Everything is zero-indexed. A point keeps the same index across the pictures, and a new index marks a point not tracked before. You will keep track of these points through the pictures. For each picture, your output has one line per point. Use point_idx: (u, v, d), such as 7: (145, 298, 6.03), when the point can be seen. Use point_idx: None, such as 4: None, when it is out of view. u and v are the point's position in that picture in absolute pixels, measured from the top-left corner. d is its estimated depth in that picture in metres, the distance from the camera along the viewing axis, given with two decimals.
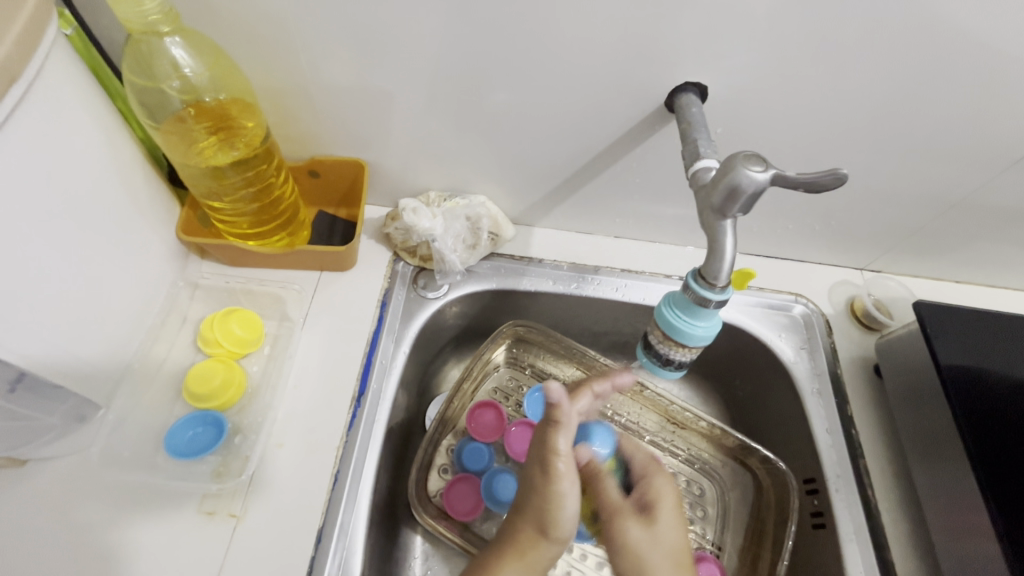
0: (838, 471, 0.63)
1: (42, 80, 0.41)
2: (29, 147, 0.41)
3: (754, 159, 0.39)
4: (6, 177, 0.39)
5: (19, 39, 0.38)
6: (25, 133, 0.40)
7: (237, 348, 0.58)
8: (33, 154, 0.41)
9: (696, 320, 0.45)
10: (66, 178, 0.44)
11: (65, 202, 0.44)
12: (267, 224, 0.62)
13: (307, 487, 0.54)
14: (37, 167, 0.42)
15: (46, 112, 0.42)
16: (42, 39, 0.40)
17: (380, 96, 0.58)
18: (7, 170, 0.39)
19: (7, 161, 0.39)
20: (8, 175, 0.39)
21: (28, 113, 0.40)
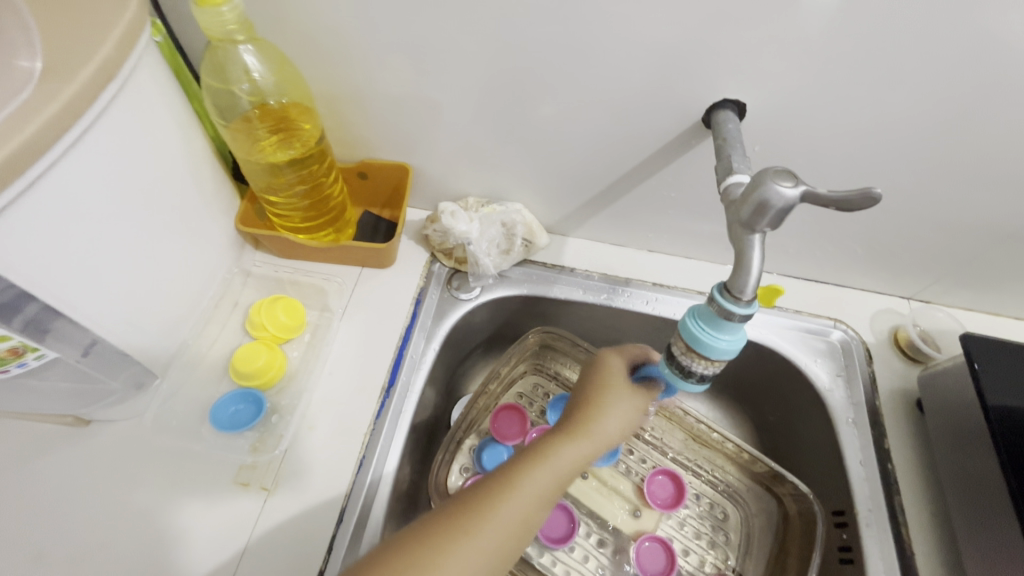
0: (870, 505, 0.60)
1: (132, 77, 0.45)
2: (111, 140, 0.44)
3: (784, 175, 0.40)
4: (88, 168, 0.43)
5: (116, 44, 0.41)
6: (113, 123, 0.44)
7: (281, 333, 0.62)
8: (114, 146, 0.45)
9: (719, 332, 0.44)
10: (143, 167, 0.48)
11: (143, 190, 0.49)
12: (314, 219, 0.66)
13: (333, 468, 0.56)
14: (119, 157, 0.45)
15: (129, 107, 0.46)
16: (136, 41, 0.44)
17: (426, 105, 0.61)
18: (93, 160, 0.43)
19: (94, 151, 0.43)
20: (94, 158, 0.43)
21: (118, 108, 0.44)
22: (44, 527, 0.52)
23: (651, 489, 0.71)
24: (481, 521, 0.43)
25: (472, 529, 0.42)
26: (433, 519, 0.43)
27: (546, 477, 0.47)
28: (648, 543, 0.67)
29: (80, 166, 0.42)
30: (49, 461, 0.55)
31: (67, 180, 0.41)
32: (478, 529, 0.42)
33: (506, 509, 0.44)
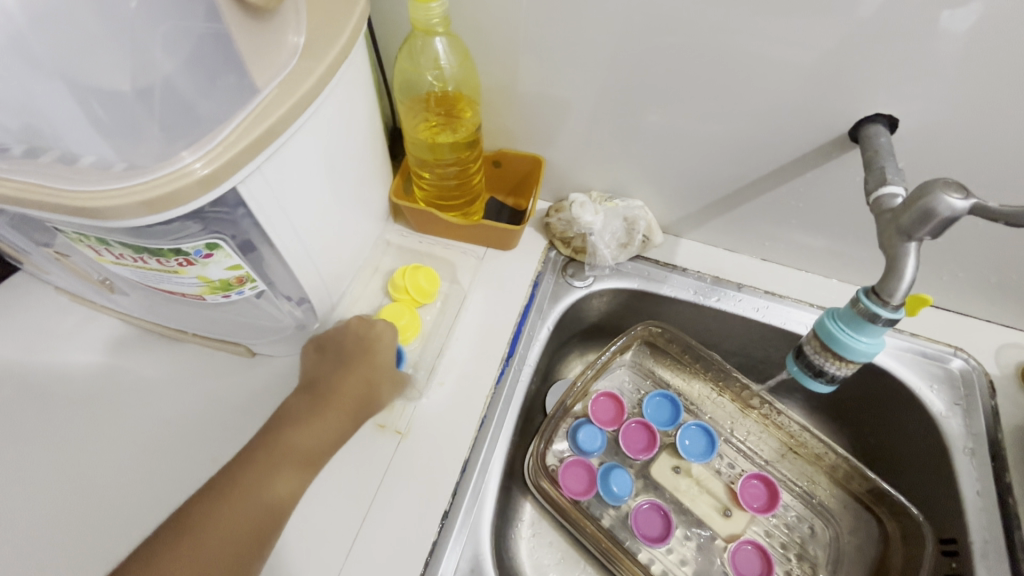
0: (986, 537, 0.59)
1: (356, 57, 0.52)
2: (337, 111, 0.51)
3: (954, 187, 0.41)
4: (322, 135, 0.50)
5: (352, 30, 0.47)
6: (341, 96, 0.51)
7: (419, 296, 0.68)
8: (338, 117, 0.52)
9: (859, 334, 0.46)
10: (351, 137, 0.56)
11: (347, 155, 0.56)
12: (453, 198, 0.73)
13: (458, 422, 0.62)
14: (340, 126, 0.53)
15: (353, 83, 0.53)
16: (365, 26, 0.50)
17: (571, 102, 0.66)
18: (326, 128, 0.50)
19: (327, 121, 0.50)
20: (327, 126, 0.50)
21: (345, 84, 0.51)
22: (212, 449, 0.60)
23: (744, 492, 0.72)
24: (231, 495, 0.47)
25: (234, 497, 0.47)
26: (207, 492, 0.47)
27: (286, 476, 0.50)
28: (740, 549, 0.69)
29: (318, 130, 0.49)
30: (217, 393, 0.64)
31: (308, 142, 0.48)
32: (225, 502, 0.46)
33: (266, 485, 0.48)
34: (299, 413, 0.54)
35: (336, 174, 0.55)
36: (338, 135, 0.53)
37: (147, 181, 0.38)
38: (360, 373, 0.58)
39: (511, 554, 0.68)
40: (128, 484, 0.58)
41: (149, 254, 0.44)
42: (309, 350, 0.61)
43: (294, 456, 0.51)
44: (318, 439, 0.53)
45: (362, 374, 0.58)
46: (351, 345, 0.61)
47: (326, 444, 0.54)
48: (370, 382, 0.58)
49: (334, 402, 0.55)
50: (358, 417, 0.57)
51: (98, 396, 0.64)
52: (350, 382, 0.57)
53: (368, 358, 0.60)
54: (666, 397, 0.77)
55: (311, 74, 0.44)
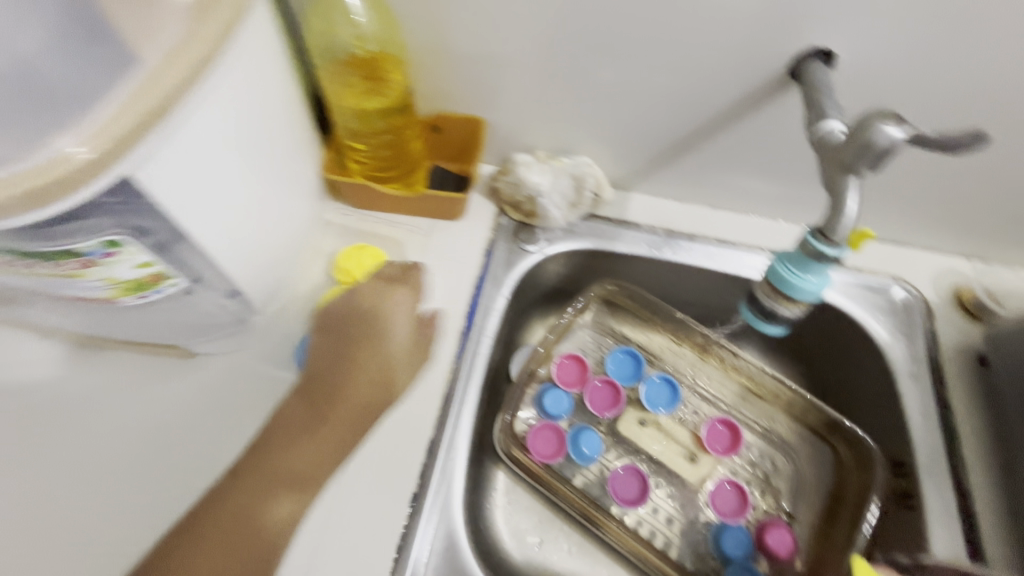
0: (929, 453, 0.62)
1: (260, 18, 0.47)
2: (246, 81, 0.46)
3: (891, 117, 0.40)
4: (231, 109, 0.45)
5: None
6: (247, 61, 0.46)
7: (366, 279, 0.65)
8: (248, 87, 0.47)
9: (806, 273, 0.47)
10: (265, 109, 0.51)
11: (265, 129, 0.51)
12: (392, 169, 0.69)
13: (420, 403, 0.60)
14: (252, 98, 0.48)
15: (260, 46, 0.48)
16: None
17: (507, 55, 0.62)
18: (235, 100, 0.45)
19: (236, 93, 0.45)
20: (236, 99, 0.45)
21: (252, 48, 0.46)
22: (155, 461, 0.56)
23: (709, 436, 0.74)
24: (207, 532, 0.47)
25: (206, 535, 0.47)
26: (186, 530, 0.47)
27: (286, 505, 0.50)
28: (713, 496, 0.71)
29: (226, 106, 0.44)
30: (155, 397, 0.59)
31: (217, 120, 0.43)
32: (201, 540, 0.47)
33: (247, 523, 0.48)
34: (300, 425, 0.53)
35: (255, 151, 0.50)
36: (251, 107, 0.48)
37: (24, 169, 0.34)
38: (363, 374, 0.57)
39: (488, 524, 0.68)
40: (64, 504, 0.54)
41: (37, 260, 0.40)
42: (314, 332, 0.60)
43: (280, 482, 0.50)
44: (307, 457, 0.52)
45: (394, 341, 0.59)
46: (354, 338, 0.58)
47: (376, 407, 0.57)
48: (376, 381, 0.57)
49: (342, 403, 0.55)
50: (371, 416, 0.56)
51: (21, 415, 0.58)
52: (358, 382, 0.56)
53: (366, 347, 0.58)
54: (628, 353, 0.78)
55: (207, 37, 0.38)
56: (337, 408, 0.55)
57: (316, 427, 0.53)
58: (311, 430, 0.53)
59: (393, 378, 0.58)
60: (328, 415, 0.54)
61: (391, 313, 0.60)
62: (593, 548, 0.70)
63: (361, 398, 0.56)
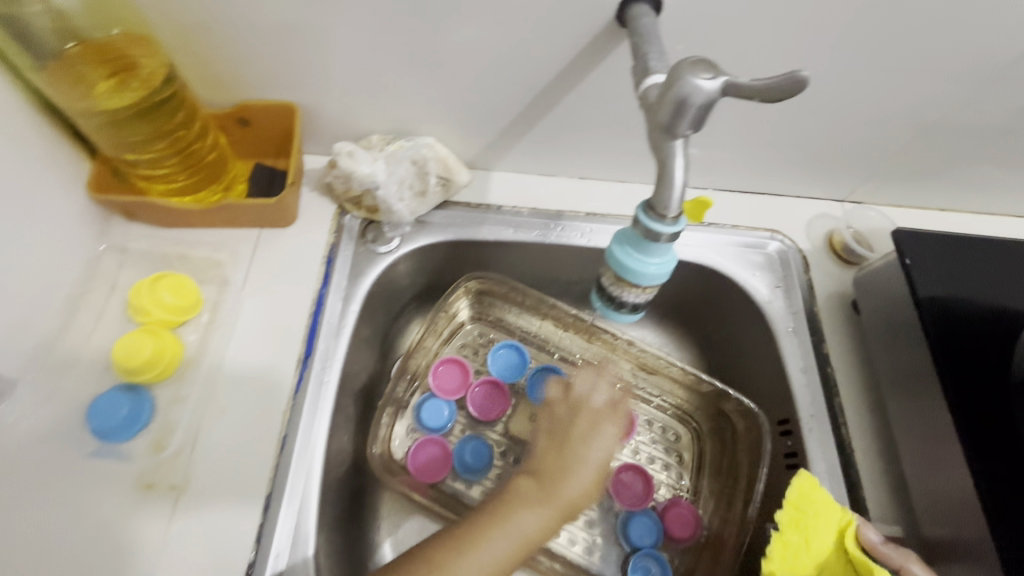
0: (812, 411, 0.60)
1: None
2: None
3: (702, 65, 0.34)
4: None
5: None
6: None
7: (171, 315, 0.54)
8: None
9: (648, 257, 0.41)
10: None
11: None
12: (189, 177, 0.57)
13: (253, 453, 0.51)
14: None
15: None
16: None
17: (297, 22, 0.51)
18: None
19: None
20: None
21: None
22: None
23: None
24: None
25: None
26: None
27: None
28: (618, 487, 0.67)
29: None
30: None
31: None
32: None
33: None
34: (449, 549, 0.45)
35: None
36: None
37: None
38: (575, 484, 0.50)
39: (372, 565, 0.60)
40: None
41: None
42: (540, 428, 0.55)
43: None
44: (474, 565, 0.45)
45: (595, 459, 0.51)
46: (570, 442, 0.52)
47: (542, 532, 0.48)
48: (585, 481, 0.51)
49: (558, 506, 0.49)
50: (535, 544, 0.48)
51: None
52: (563, 487, 0.49)
53: (574, 449, 0.52)
54: (510, 348, 0.72)
55: None
56: (510, 538, 0.46)
57: (473, 545, 0.45)
58: (481, 551, 0.45)
59: (579, 500, 0.50)
60: (513, 548, 0.46)
61: (592, 435, 0.53)
62: None
63: (496, 545, 0.46)
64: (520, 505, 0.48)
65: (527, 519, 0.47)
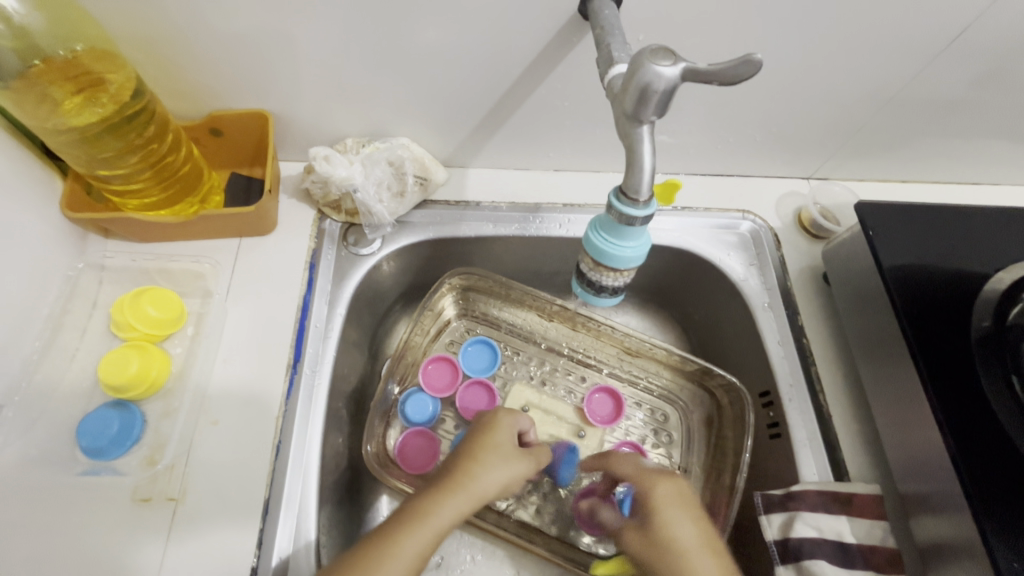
0: (790, 381, 0.63)
1: None
2: None
3: (661, 53, 0.36)
4: None
5: None
6: None
7: (154, 330, 0.54)
8: None
9: (623, 241, 0.43)
10: None
11: None
12: (166, 191, 0.57)
13: (248, 461, 0.52)
14: None
15: None
16: None
17: (264, 30, 0.51)
18: None
19: None
20: None
21: None
22: None
23: (591, 405, 0.71)
24: None
25: None
26: None
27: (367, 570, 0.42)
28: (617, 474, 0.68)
29: None
30: None
31: None
32: None
33: None
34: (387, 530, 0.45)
35: None
36: None
37: None
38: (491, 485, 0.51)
39: None
40: None
41: None
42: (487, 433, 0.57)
43: None
44: (406, 553, 0.44)
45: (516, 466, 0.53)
46: (502, 452, 0.53)
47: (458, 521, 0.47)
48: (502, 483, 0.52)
49: (473, 496, 0.49)
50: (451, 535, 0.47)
51: None
52: (486, 480, 0.50)
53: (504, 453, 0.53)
54: (483, 343, 0.73)
55: None
56: (434, 519, 0.46)
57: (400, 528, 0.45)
58: (409, 529, 0.45)
59: (495, 491, 0.51)
60: (435, 536, 0.46)
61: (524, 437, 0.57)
62: (502, 555, 0.64)
63: (417, 538, 0.44)
64: (432, 496, 0.48)
65: (453, 510, 0.47)
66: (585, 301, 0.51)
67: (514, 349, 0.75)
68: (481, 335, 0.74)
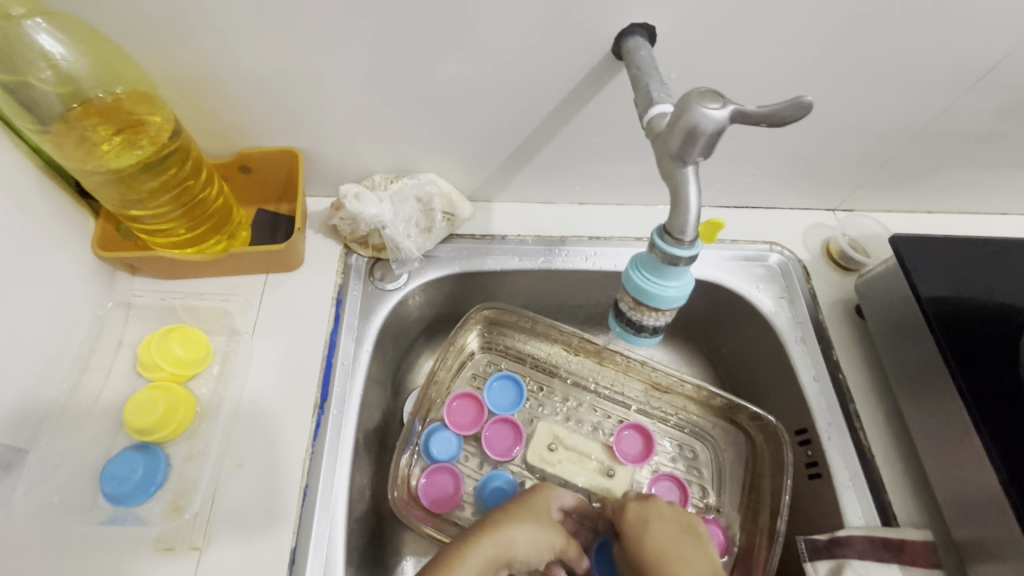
0: (829, 419, 0.61)
1: None
2: None
3: (710, 96, 0.36)
4: None
5: None
6: None
7: (180, 370, 0.53)
8: None
9: (666, 280, 0.42)
10: None
11: None
12: (196, 229, 0.57)
13: (275, 506, 0.50)
14: None
15: None
16: None
17: (300, 70, 0.52)
18: None
19: None
20: None
21: None
22: None
23: (620, 443, 0.69)
24: None
25: None
26: None
27: None
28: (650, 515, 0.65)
29: None
30: None
31: None
32: None
33: None
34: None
35: None
36: None
37: None
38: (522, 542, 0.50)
39: None
40: None
41: None
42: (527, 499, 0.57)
43: None
44: None
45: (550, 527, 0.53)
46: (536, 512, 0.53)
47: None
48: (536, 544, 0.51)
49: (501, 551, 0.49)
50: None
51: None
52: (516, 536, 0.50)
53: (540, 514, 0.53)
54: (507, 378, 0.71)
55: None
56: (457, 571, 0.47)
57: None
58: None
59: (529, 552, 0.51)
60: None
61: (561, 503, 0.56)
62: None
63: None
64: (454, 550, 0.49)
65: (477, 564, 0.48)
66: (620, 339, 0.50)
67: (539, 385, 0.73)
68: (504, 370, 0.73)
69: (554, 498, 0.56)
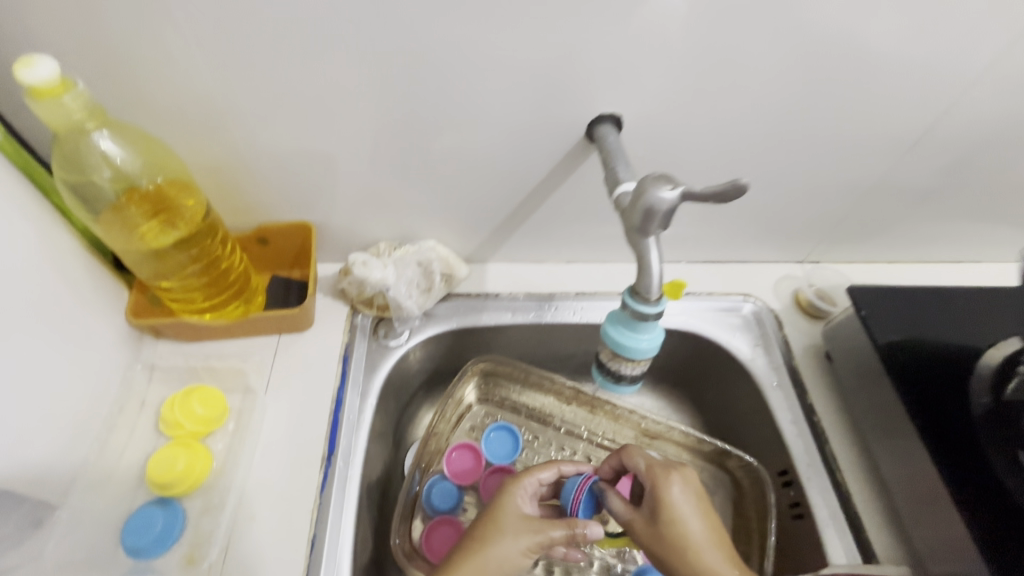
0: (807, 460, 0.65)
1: None
2: None
3: (664, 180, 0.43)
4: None
5: None
6: None
7: (200, 427, 0.57)
8: None
9: (638, 334, 0.47)
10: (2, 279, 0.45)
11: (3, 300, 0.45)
12: (217, 296, 0.63)
13: (284, 557, 0.53)
14: None
15: None
16: None
17: (315, 157, 0.60)
18: None
19: None
20: None
21: None
22: None
23: None
24: None
25: None
26: None
27: None
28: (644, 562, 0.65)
29: None
30: None
31: None
32: None
33: None
34: None
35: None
36: None
37: None
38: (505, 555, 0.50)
39: None
40: None
41: None
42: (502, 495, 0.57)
43: None
44: None
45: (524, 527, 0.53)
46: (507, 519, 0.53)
47: None
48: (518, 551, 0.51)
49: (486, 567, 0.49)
50: None
51: None
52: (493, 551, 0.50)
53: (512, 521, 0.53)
54: (502, 429, 0.75)
55: None
56: None
57: None
58: None
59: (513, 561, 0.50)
60: None
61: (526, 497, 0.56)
62: None
63: None
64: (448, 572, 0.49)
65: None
66: (603, 387, 0.55)
67: (534, 434, 0.77)
68: (501, 421, 0.77)
69: (519, 493, 0.56)
